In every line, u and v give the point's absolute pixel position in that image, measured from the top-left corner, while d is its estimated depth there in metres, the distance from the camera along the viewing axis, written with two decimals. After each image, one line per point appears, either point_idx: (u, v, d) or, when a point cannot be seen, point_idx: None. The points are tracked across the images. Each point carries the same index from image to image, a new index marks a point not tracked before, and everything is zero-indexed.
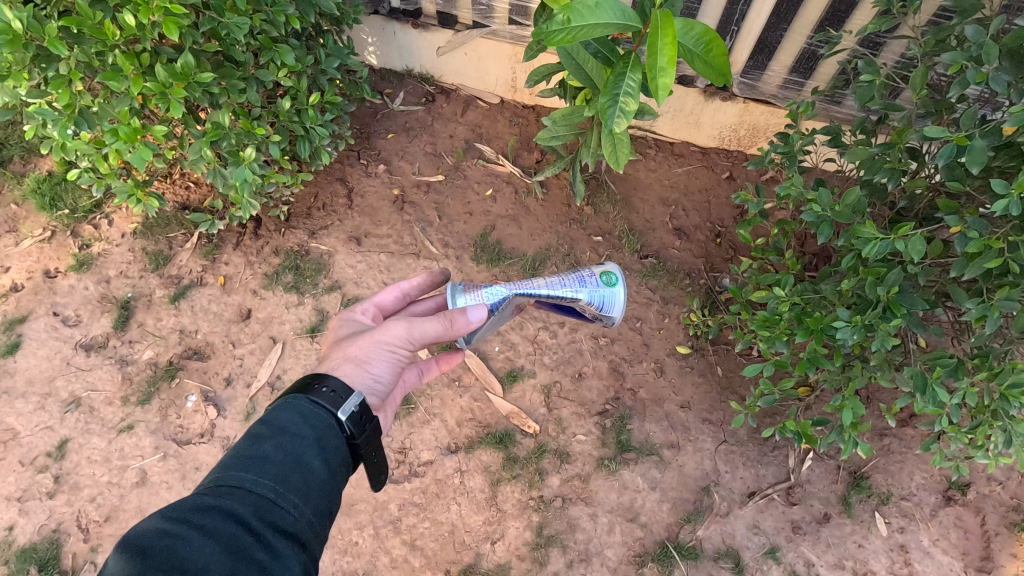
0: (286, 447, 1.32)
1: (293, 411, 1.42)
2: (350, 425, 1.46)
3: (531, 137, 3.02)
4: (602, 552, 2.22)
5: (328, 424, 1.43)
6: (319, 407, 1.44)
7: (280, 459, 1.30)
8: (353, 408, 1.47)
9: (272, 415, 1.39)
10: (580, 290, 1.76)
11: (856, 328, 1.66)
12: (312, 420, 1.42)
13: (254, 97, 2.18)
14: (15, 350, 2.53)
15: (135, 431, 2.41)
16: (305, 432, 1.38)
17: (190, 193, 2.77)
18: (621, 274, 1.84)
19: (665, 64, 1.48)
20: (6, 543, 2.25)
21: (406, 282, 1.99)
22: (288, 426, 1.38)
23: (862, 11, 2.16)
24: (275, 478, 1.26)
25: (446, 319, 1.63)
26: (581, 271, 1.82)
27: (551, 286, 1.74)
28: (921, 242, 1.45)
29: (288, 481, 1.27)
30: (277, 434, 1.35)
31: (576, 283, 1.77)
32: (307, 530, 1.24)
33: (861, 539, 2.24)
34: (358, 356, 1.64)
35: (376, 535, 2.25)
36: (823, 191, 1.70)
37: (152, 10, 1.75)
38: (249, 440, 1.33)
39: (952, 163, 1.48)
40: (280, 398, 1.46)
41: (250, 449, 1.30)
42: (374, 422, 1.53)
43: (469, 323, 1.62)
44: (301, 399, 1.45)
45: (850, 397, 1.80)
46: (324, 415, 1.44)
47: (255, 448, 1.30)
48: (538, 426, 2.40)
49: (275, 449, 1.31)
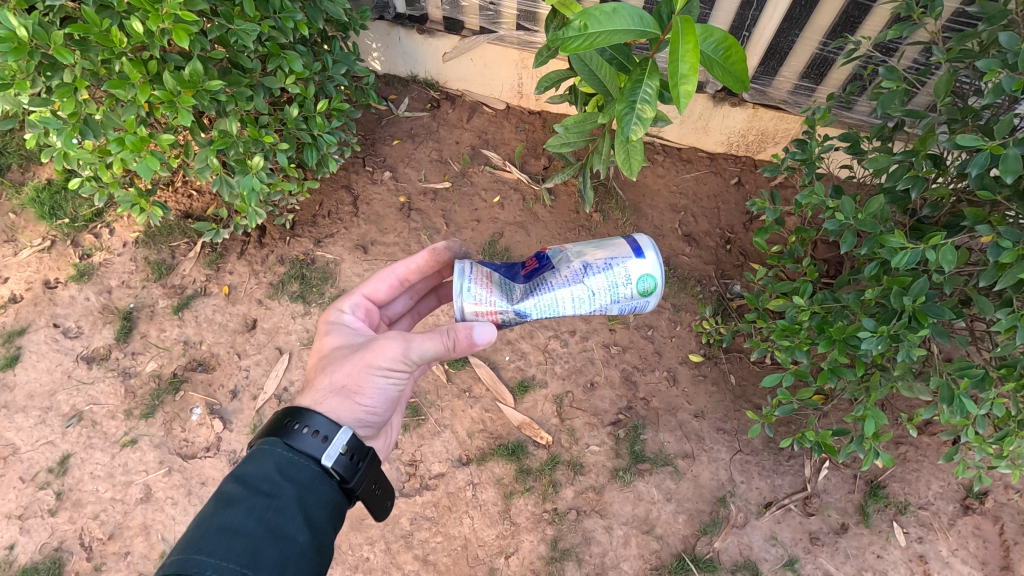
0: (258, 514, 1.25)
1: (266, 466, 1.35)
2: (339, 470, 1.41)
3: (538, 142, 2.99)
4: (618, 566, 2.18)
5: (310, 475, 1.37)
6: (297, 459, 1.38)
7: (251, 530, 1.22)
8: (340, 452, 1.41)
9: (244, 475, 1.32)
10: (609, 300, 1.59)
11: (882, 338, 1.62)
12: (290, 476, 1.35)
13: (262, 105, 2.13)
14: (15, 362, 2.47)
15: (139, 445, 2.36)
16: (281, 492, 1.31)
17: (193, 200, 2.72)
18: (661, 262, 1.57)
19: (686, 71, 1.44)
20: (6, 563, 2.19)
21: (402, 267, 1.89)
22: (261, 488, 1.30)
23: (876, 16, 2.15)
24: (245, 554, 1.19)
25: (447, 338, 1.48)
26: (612, 254, 1.60)
27: (575, 309, 1.59)
28: (952, 251, 1.43)
29: (259, 555, 1.20)
30: (250, 498, 1.27)
31: (607, 295, 1.58)
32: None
33: (880, 550, 2.21)
34: (347, 387, 1.53)
35: (388, 550, 2.20)
36: (846, 199, 1.67)
37: (161, 17, 1.71)
38: (216, 509, 1.25)
39: (983, 172, 1.47)
40: (253, 449, 1.39)
41: (217, 521, 1.22)
42: (368, 459, 1.48)
43: (475, 343, 1.49)
44: (277, 451, 1.38)
45: (873, 407, 1.77)
46: (306, 467, 1.37)
47: (224, 517, 1.23)
48: (550, 437, 2.36)
49: (247, 517, 1.24)
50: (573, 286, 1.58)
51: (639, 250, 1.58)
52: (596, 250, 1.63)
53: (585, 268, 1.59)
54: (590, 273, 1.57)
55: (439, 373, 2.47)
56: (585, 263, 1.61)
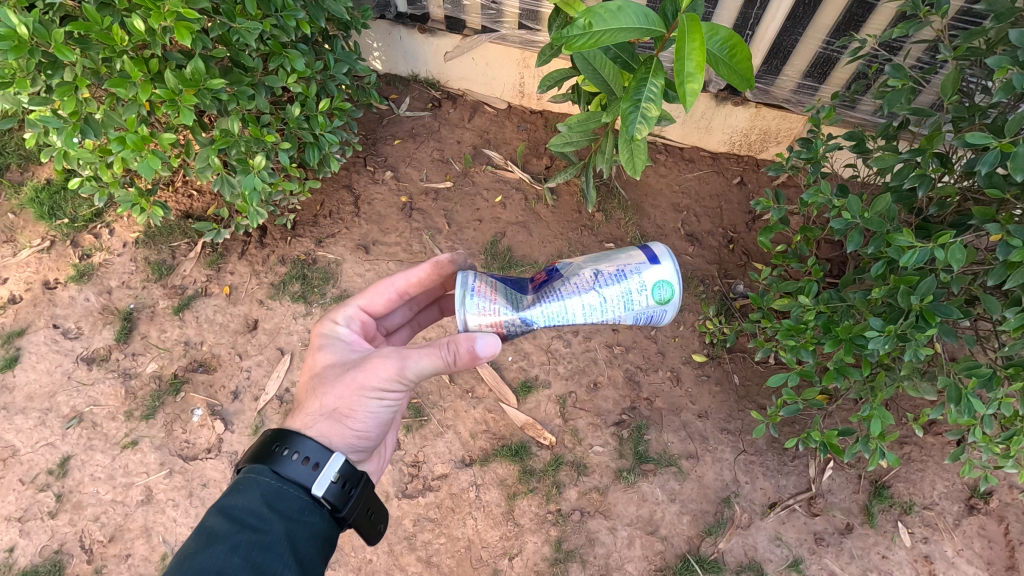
0: (244, 551, 1.23)
1: (253, 499, 1.33)
2: (329, 498, 1.39)
3: (540, 142, 2.98)
4: (623, 567, 2.17)
5: (299, 507, 1.35)
6: (286, 489, 1.36)
7: (236, 568, 1.20)
8: (331, 480, 1.40)
9: (230, 508, 1.30)
10: (621, 309, 1.51)
11: (889, 337, 1.61)
12: (278, 508, 1.33)
13: (264, 104, 2.11)
14: (15, 363, 2.45)
15: (139, 447, 2.34)
16: (268, 526, 1.29)
17: (193, 201, 2.71)
18: (672, 258, 1.51)
19: (693, 69, 1.42)
20: (6, 566, 2.17)
21: (402, 279, 1.83)
22: (247, 523, 1.28)
23: (881, 14, 2.14)
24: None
25: (447, 354, 1.45)
26: (624, 262, 1.54)
27: (585, 317, 1.50)
28: (961, 249, 1.43)
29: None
30: (235, 534, 1.25)
31: (618, 302, 1.50)
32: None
33: (885, 550, 2.21)
34: (339, 410, 1.50)
35: (391, 552, 2.19)
36: (852, 198, 1.66)
37: (163, 15, 1.69)
38: (201, 546, 1.23)
39: (993, 171, 1.47)
40: (240, 480, 1.37)
41: (201, 559, 1.20)
42: (361, 485, 1.46)
43: (477, 359, 1.45)
44: (265, 482, 1.36)
45: (879, 406, 1.76)
46: (294, 497, 1.36)
47: (209, 554, 1.21)
48: (553, 437, 2.35)
49: (232, 554, 1.22)
50: (582, 292, 1.51)
51: (655, 259, 1.51)
52: (607, 260, 1.58)
53: (596, 275, 1.53)
54: (601, 279, 1.50)
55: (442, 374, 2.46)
56: (596, 271, 1.55)
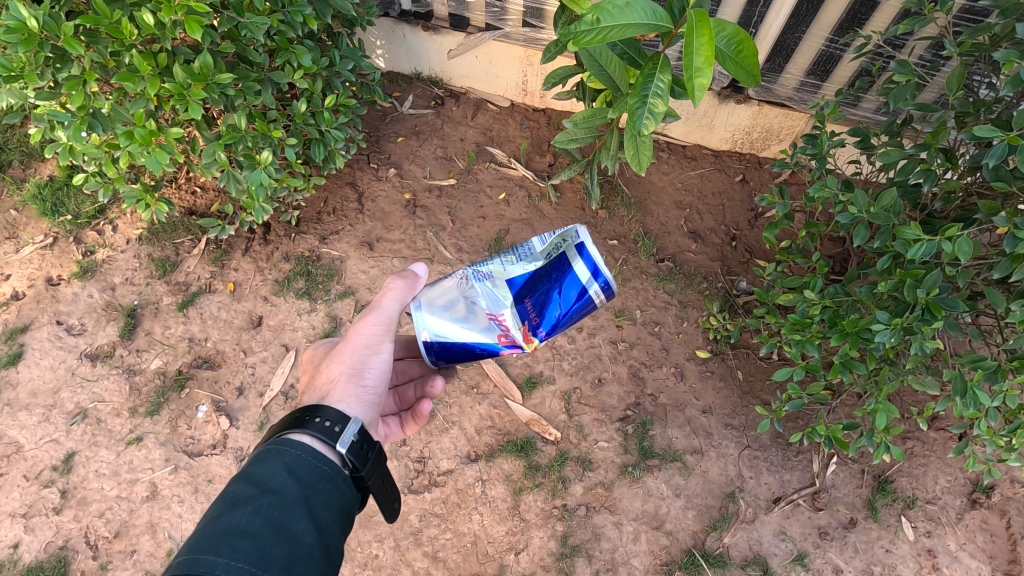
0: (265, 512, 1.11)
1: (275, 463, 1.21)
2: (351, 458, 1.30)
3: (543, 140, 2.99)
4: (629, 562, 2.17)
5: (319, 471, 1.23)
6: (306, 454, 1.24)
7: (258, 529, 1.08)
8: (353, 438, 1.31)
9: (252, 473, 1.18)
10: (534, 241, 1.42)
11: (895, 330, 1.63)
12: (299, 471, 1.21)
13: (270, 99, 2.12)
14: (17, 360, 2.44)
15: (144, 443, 2.34)
16: (289, 488, 1.17)
17: (197, 198, 2.72)
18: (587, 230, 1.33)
19: (701, 64, 1.41)
20: (11, 562, 2.16)
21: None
22: (269, 485, 1.16)
23: (884, 12, 2.16)
24: (253, 554, 1.05)
25: (399, 285, 1.53)
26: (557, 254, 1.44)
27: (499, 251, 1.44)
28: (968, 242, 1.45)
29: (268, 555, 1.06)
30: (257, 497, 1.13)
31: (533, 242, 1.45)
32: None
33: (889, 544, 2.22)
34: (347, 373, 1.48)
35: (397, 547, 2.19)
36: (859, 192, 1.68)
37: (174, 8, 1.70)
38: (222, 509, 1.11)
39: (999, 164, 1.50)
40: (261, 449, 1.26)
41: (223, 522, 1.08)
42: (376, 450, 1.37)
43: (419, 280, 1.58)
44: (286, 447, 1.24)
45: (884, 400, 1.77)
46: (315, 461, 1.24)
47: (230, 517, 1.10)
48: (559, 433, 2.36)
49: (254, 515, 1.10)
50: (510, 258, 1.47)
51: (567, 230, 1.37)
52: None
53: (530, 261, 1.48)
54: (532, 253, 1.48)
55: None
56: None
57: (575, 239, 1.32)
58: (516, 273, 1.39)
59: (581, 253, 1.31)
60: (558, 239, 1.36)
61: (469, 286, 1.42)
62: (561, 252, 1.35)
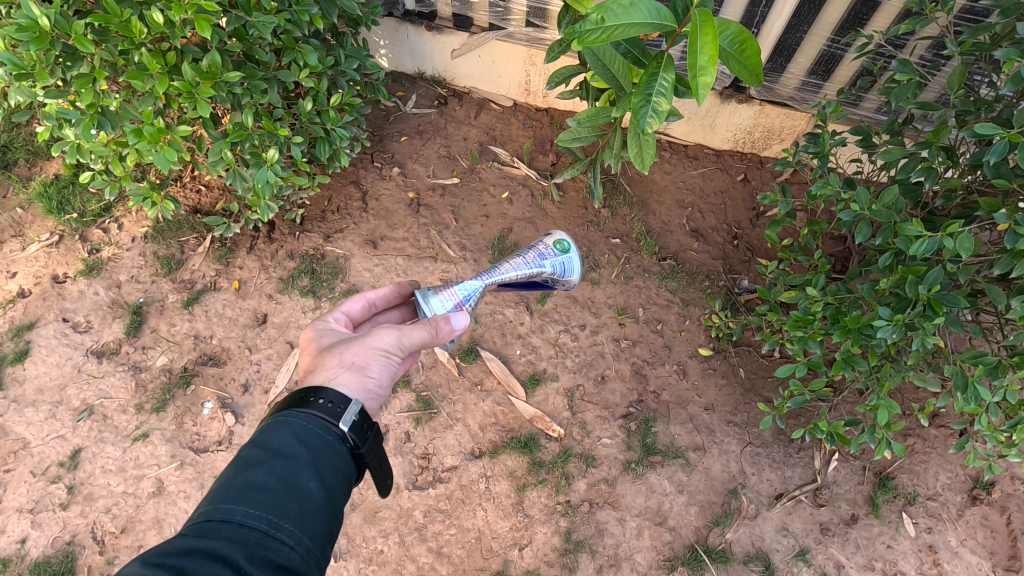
0: (277, 471, 1.19)
1: (284, 430, 1.26)
2: (353, 435, 1.32)
3: (546, 139, 3.01)
4: (632, 557, 2.19)
5: (327, 438, 1.28)
6: (314, 423, 1.29)
7: (271, 486, 1.16)
8: (354, 417, 1.32)
9: (263, 437, 1.25)
10: (545, 266, 1.83)
11: (897, 326, 1.65)
12: (307, 438, 1.27)
13: (277, 98, 2.13)
14: (24, 357, 2.46)
15: (150, 440, 2.35)
16: (299, 452, 1.23)
17: (201, 196, 2.73)
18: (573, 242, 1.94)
19: (705, 63, 1.41)
20: (18, 557, 2.17)
21: (373, 290, 1.85)
22: (280, 449, 1.23)
23: (884, 13, 2.19)
24: (267, 507, 1.13)
25: (432, 332, 1.55)
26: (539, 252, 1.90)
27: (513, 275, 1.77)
28: (970, 238, 1.46)
29: (281, 507, 1.14)
30: (269, 459, 1.21)
31: (538, 259, 1.83)
32: (306, 561, 1.12)
33: (890, 540, 2.24)
34: (355, 362, 1.49)
35: (402, 543, 2.20)
36: (861, 190, 1.69)
37: (184, 7, 1.72)
38: (238, 468, 1.19)
39: (1000, 161, 1.51)
40: (271, 416, 1.31)
41: (240, 478, 1.17)
42: (375, 430, 1.38)
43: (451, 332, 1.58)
44: (294, 416, 1.29)
45: (886, 396, 1.79)
46: (322, 429, 1.29)
47: (245, 476, 1.17)
48: (562, 430, 2.37)
49: (266, 474, 1.18)
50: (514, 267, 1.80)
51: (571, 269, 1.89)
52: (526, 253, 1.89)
53: (522, 256, 1.85)
54: (527, 256, 1.83)
55: (450, 368, 2.47)
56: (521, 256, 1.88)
57: (571, 281, 1.93)
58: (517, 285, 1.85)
59: (568, 286, 1.96)
60: (563, 279, 1.91)
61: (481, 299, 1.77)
62: (558, 282, 1.92)
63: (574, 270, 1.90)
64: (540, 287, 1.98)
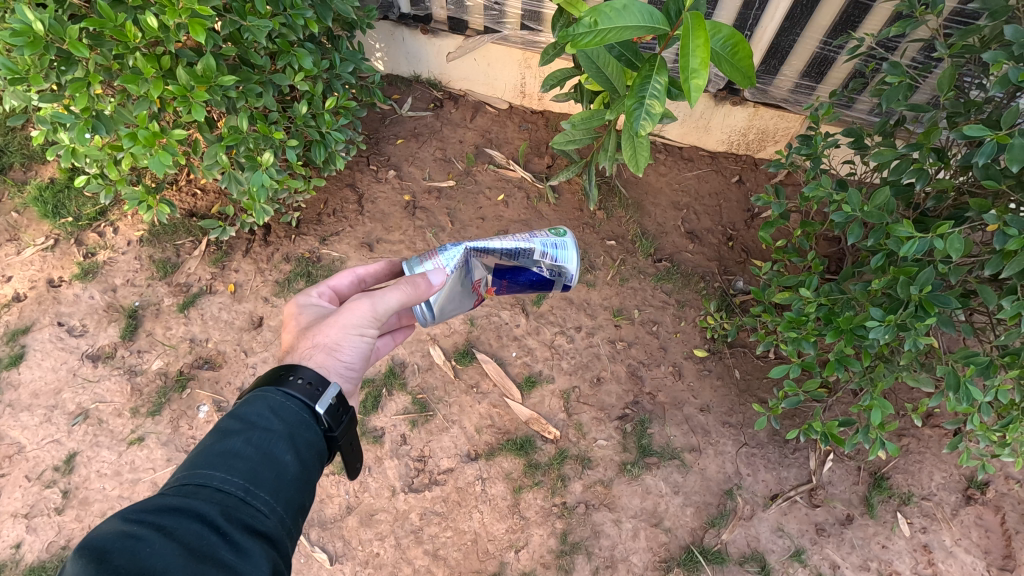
0: (255, 442, 1.21)
1: (261, 404, 1.29)
2: (328, 417, 1.34)
3: (541, 141, 3.02)
4: (628, 559, 2.19)
5: (301, 418, 1.30)
6: (291, 400, 1.31)
7: (249, 455, 1.18)
8: (331, 400, 1.34)
9: (240, 410, 1.27)
10: (535, 242, 1.69)
11: (889, 327, 1.66)
12: (284, 413, 1.29)
13: (272, 102, 2.14)
14: (19, 361, 2.46)
15: (146, 443, 2.35)
16: (274, 425, 1.26)
17: (197, 200, 2.73)
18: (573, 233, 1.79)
19: (697, 66, 1.42)
20: (13, 562, 2.17)
21: (363, 266, 1.86)
22: (258, 422, 1.25)
23: (877, 15, 2.19)
24: (244, 474, 1.15)
25: (405, 287, 1.53)
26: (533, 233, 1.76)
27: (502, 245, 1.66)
28: (960, 239, 1.47)
29: (258, 476, 1.16)
30: (247, 430, 1.23)
31: (528, 236, 1.71)
32: (279, 529, 1.14)
33: (885, 541, 2.24)
34: (328, 342, 1.52)
35: (398, 545, 2.20)
36: (853, 191, 1.71)
37: (178, 12, 1.72)
38: (216, 436, 1.21)
39: (989, 162, 1.52)
40: (248, 392, 1.33)
41: (218, 446, 1.18)
42: (350, 414, 1.41)
43: (430, 287, 1.56)
44: (270, 392, 1.31)
45: (878, 396, 1.80)
46: (297, 408, 1.31)
47: (222, 445, 1.19)
48: (558, 432, 2.37)
49: (244, 444, 1.20)
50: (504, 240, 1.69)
51: (563, 250, 1.72)
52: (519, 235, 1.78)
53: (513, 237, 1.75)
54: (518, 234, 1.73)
55: (447, 371, 2.48)
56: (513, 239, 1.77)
57: (565, 274, 1.74)
58: (507, 269, 1.71)
59: (564, 277, 1.76)
60: (558, 266, 1.72)
61: (467, 270, 1.65)
62: (553, 267, 1.72)
63: (570, 262, 1.73)
64: (537, 284, 1.79)
